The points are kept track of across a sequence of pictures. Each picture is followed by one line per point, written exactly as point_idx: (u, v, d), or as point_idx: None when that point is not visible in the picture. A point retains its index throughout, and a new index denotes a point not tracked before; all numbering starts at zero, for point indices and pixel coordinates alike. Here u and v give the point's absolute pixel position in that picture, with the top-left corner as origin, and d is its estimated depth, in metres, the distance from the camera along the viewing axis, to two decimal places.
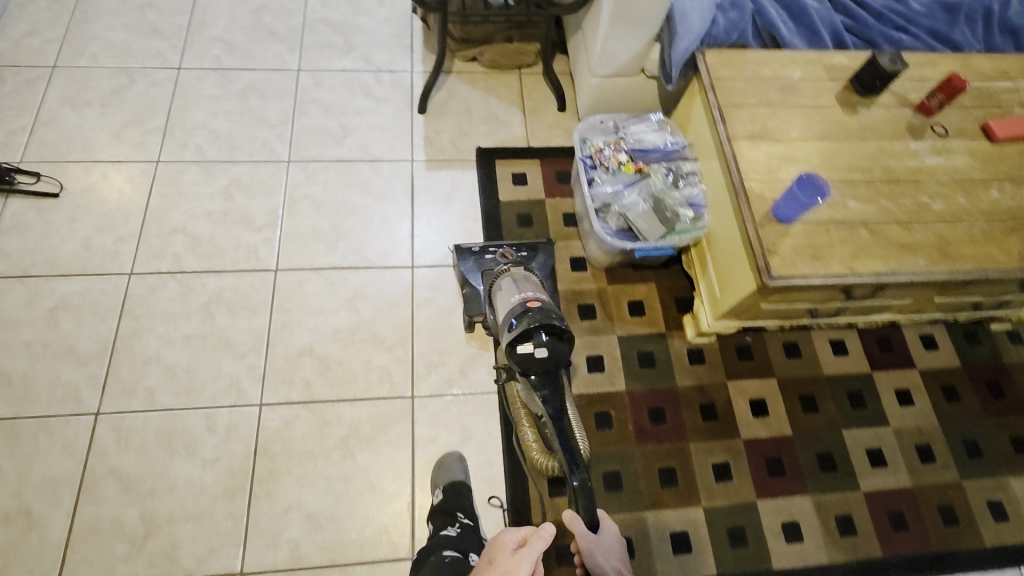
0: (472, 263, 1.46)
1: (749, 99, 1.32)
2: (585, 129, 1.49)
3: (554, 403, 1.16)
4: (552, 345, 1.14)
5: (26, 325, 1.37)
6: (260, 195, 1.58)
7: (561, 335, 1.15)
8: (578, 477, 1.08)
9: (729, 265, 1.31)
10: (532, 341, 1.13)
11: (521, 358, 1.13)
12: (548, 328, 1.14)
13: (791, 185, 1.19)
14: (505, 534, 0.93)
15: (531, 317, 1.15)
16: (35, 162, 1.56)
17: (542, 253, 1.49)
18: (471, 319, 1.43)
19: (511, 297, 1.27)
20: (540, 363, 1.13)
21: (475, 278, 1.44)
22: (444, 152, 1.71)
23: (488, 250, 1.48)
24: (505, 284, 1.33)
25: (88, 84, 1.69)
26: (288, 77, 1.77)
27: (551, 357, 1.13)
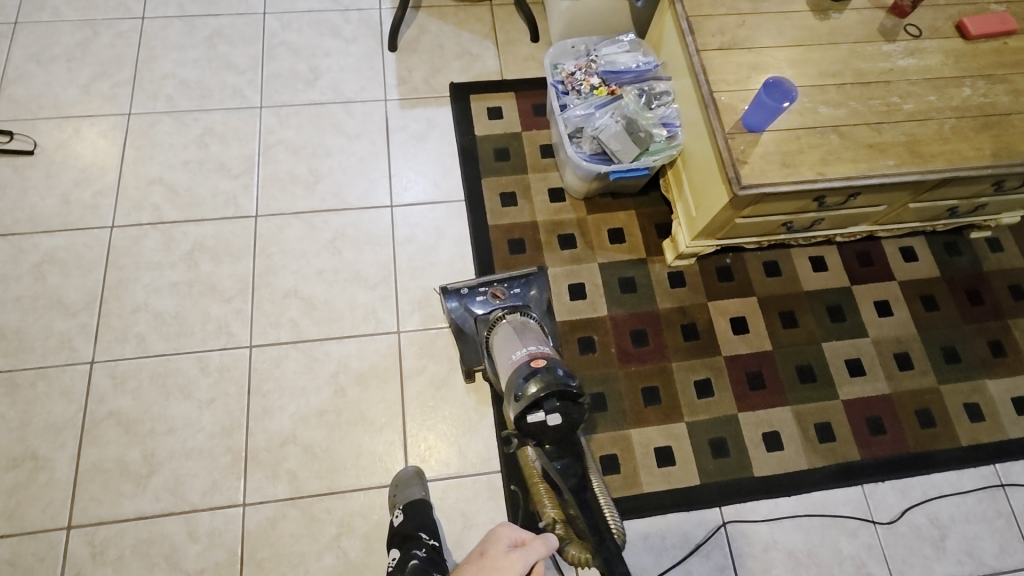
0: (461, 309, 1.33)
1: (718, 8, 1.28)
2: (556, 53, 1.47)
3: (573, 477, 0.97)
4: (564, 408, 1.02)
5: (14, 281, 1.39)
6: (234, 142, 1.57)
7: (573, 397, 1.02)
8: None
9: (704, 182, 1.30)
10: (543, 406, 1.01)
11: (532, 426, 1.00)
12: (560, 392, 1.02)
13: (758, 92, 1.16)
14: (506, 527, 0.88)
15: (540, 380, 1.03)
16: (7, 120, 1.55)
17: (537, 285, 1.36)
18: (471, 370, 1.33)
19: (512, 357, 1.14)
20: (554, 429, 1.00)
21: (467, 323, 1.31)
22: (418, 91, 1.68)
23: (475, 289, 1.35)
24: (502, 337, 1.21)
25: (51, 39, 1.66)
26: (254, 21, 1.73)
27: (564, 424, 1.00)
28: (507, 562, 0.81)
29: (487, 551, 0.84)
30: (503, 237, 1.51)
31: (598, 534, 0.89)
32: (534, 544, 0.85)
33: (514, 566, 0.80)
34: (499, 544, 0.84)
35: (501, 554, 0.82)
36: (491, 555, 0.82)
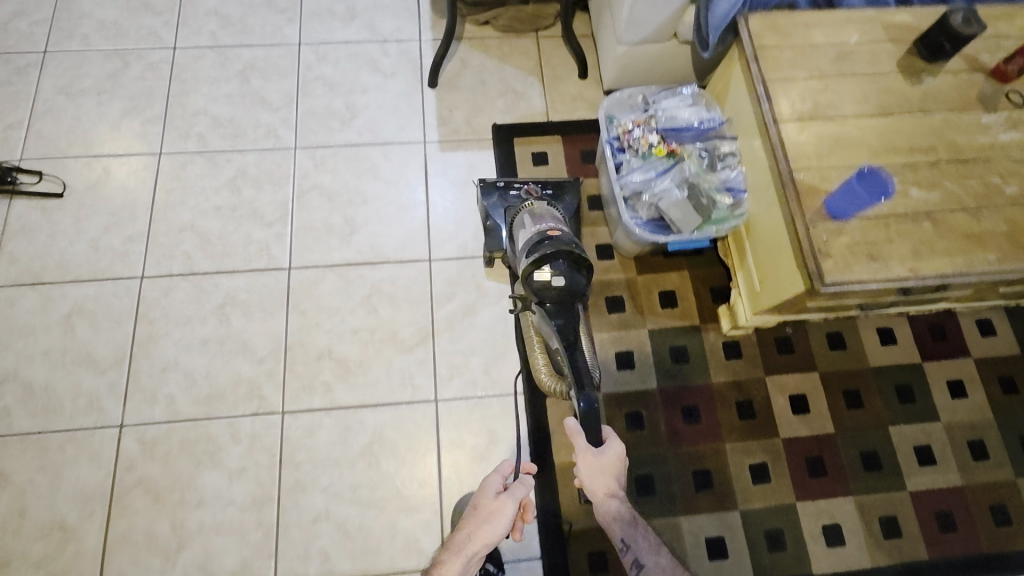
0: (496, 199, 1.38)
1: (798, 70, 1.16)
2: (612, 106, 1.37)
3: (568, 332, 1.08)
4: (569, 272, 1.08)
5: (42, 332, 1.34)
6: (267, 186, 1.50)
7: (579, 265, 1.08)
8: (585, 400, 1.05)
9: (771, 258, 1.19)
10: (549, 268, 1.08)
11: (537, 285, 1.08)
12: (569, 256, 1.08)
13: (851, 177, 1.06)
14: (489, 476, 1.06)
15: (551, 244, 1.10)
16: (37, 159, 1.49)
17: (568, 192, 1.41)
18: (491, 256, 1.42)
19: (529, 228, 1.21)
20: (556, 291, 1.07)
21: (498, 211, 1.37)
22: (459, 132, 1.59)
23: (511, 188, 1.39)
24: (527, 212, 1.28)
25: (81, 70, 1.60)
26: (289, 53, 1.65)
27: (568, 287, 1.07)
28: (498, 506, 1.03)
29: (479, 501, 1.05)
30: None
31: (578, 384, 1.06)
32: (516, 485, 1.04)
33: (506, 506, 1.02)
34: (488, 494, 1.05)
35: (490, 502, 1.03)
36: (484, 506, 1.04)
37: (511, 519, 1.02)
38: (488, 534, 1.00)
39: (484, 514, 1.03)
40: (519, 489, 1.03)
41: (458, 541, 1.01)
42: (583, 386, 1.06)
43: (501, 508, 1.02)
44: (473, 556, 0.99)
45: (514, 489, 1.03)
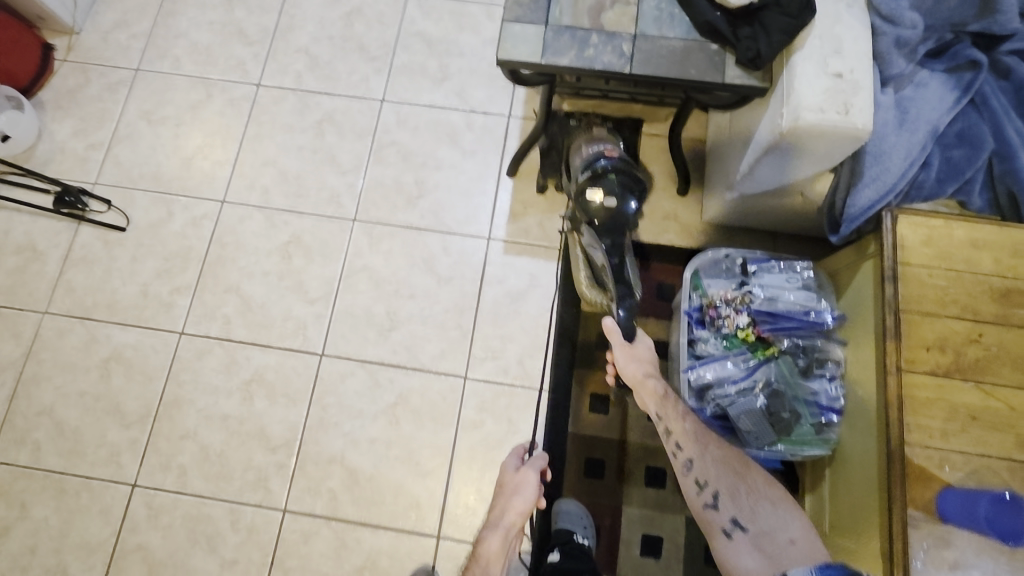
0: (556, 127, 1.38)
1: (948, 307, 0.92)
2: (701, 266, 1.17)
3: (615, 249, 1.12)
4: (620, 190, 1.13)
5: (82, 372, 1.37)
6: (318, 258, 1.44)
7: (630, 189, 1.14)
8: (624, 307, 1.08)
9: (852, 514, 1.00)
10: (602, 188, 1.13)
11: (586, 204, 1.13)
12: (621, 179, 1.14)
13: (983, 493, 0.82)
14: (507, 458, 1.24)
15: (607, 165, 1.15)
16: (109, 187, 1.50)
17: (628, 126, 1.41)
18: (545, 182, 1.44)
19: (586, 147, 1.25)
20: (606, 210, 1.12)
21: (555, 133, 1.38)
22: (528, 233, 1.44)
23: (570, 118, 1.38)
24: (585, 133, 1.31)
25: (166, 95, 1.57)
26: (370, 109, 1.55)
27: (619, 208, 1.11)
28: (520, 477, 1.18)
29: (503, 479, 1.21)
30: (582, 452, 1.29)
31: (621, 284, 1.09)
32: (534, 458, 1.21)
33: (530, 473, 1.18)
34: (509, 471, 1.21)
35: (512, 476, 1.19)
36: (509, 482, 1.19)
37: (535, 483, 1.17)
38: (518, 504, 1.15)
39: (510, 488, 1.18)
40: (538, 459, 1.21)
41: (494, 518, 1.16)
42: (623, 293, 1.08)
43: (525, 478, 1.17)
44: (510, 524, 1.13)
45: (534, 461, 1.20)
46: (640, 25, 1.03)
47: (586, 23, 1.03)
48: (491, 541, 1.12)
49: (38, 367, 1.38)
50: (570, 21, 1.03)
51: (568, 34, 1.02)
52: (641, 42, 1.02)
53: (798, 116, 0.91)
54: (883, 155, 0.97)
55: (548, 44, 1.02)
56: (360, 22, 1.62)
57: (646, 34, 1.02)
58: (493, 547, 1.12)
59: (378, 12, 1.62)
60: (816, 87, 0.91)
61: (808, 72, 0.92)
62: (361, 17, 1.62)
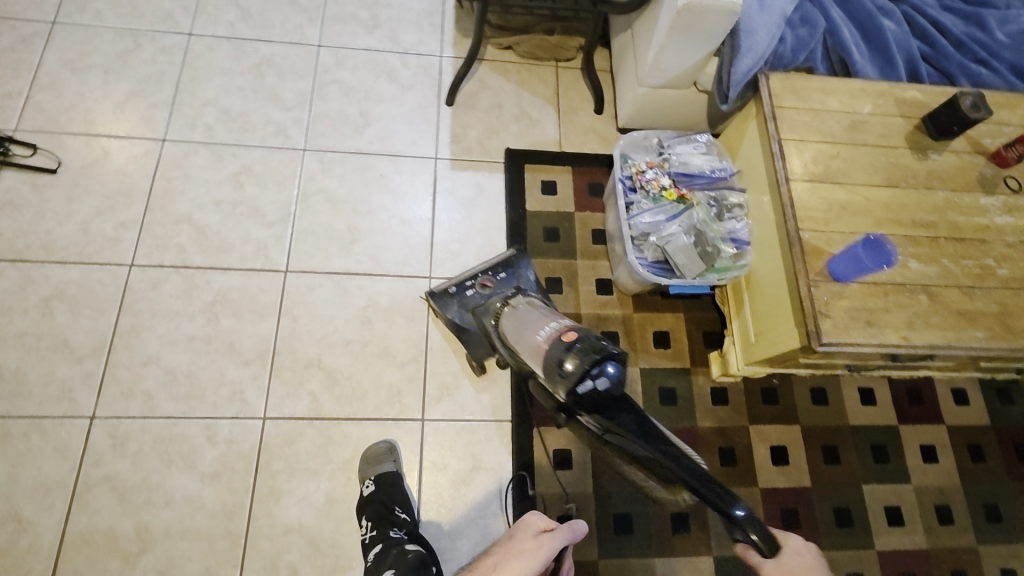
0: (456, 307, 1.37)
1: (814, 134, 1.21)
2: (627, 145, 1.39)
3: (634, 425, 0.87)
4: (607, 367, 0.89)
5: (20, 314, 1.29)
6: (271, 185, 1.48)
7: (618, 356, 0.91)
8: (742, 507, 0.76)
9: (770, 312, 1.22)
10: (575, 374, 0.88)
11: (578, 397, 0.89)
12: (599, 352, 0.90)
13: (856, 243, 1.10)
14: (533, 514, 0.89)
15: (574, 344, 0.93)
16: (32, 132, 1.44)
17: (520, 265, 1.41)
18: (482, 362, 1.34)
19: (536, 334, 1.06)
20: (604, 395, 0.89)
21: (465, 318, 1.35)
22: (471, 151, 1.60)
23: (463, 286, 1.39)
24: (515, 322, 1.17)
25: (90, 46, 1.56)
26: (307, 53, 1.64)
27: (612, 382, 0.88)
28: (534, 543, 0.83)
29: (516, 533, 0.86)
30: None
31: (698, 480, 0.79)
32: (564, 531, 0.86)
33: (542, 548, 0.82)
34: (526, 529, 0.87)
35: (524, 539, 0.84)
36: (518, 539, 0.84)
37: (545, 561, 0.81)
38: (514, 569, 0.79)
39: (517, 547, 0.83)
40: (564, 534, 0.85)
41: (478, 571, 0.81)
42: (734, 501, 0.75)
43: (536, 546, 0.82)
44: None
45: (556, 533, 0.85)
46: None
47: None
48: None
49: None
50: None
51: None
52: None
53: None
54: (752, 31, 1.24)
55: None
56: None
57: None
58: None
59: None
60: None
61: None
62: None
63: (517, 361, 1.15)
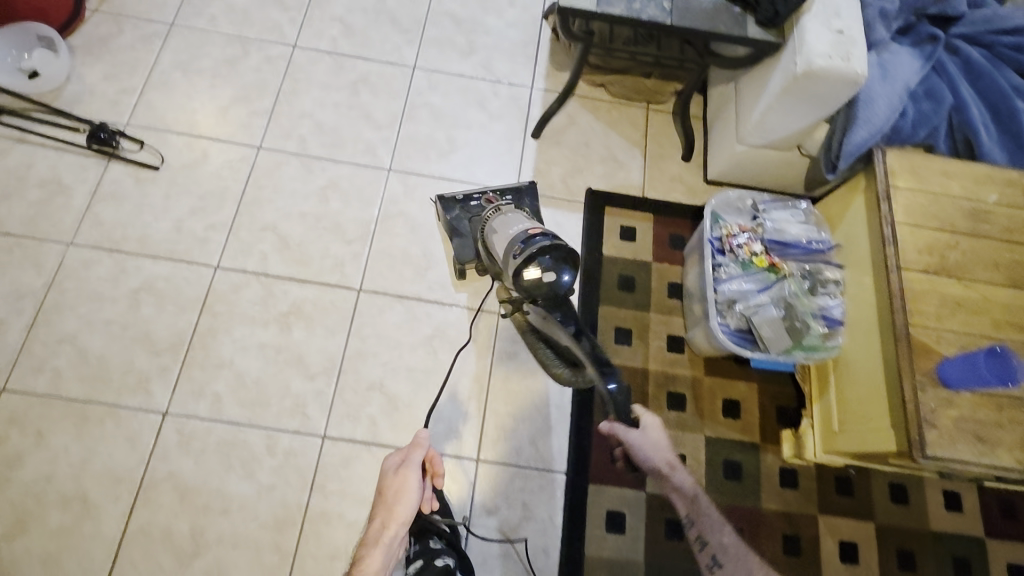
0: (457, 212, 1.43)
1: (931, 221, 1.13)
2: (719, 204, 1.34)
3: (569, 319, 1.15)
4: (557, 265, 1.08)
5: (110, 303, 1.34)
6: (354, 202, 1.50)
7: (568, 259, 1.08)
8: (614, 381, 1.16)
9: (860, 404, 1.15)
10: (537, 265, 1.06)
11: (528, 284, 1.07)
12: (553, 248, 1.07)
13: (977, 350, 1.02)
14: (388, 457, 1.12)
15: (539, 239, 1.08)
16: (141, 128, 1.52)
17: (526, 196, 1.47)
18: (463, 267, 1.40)
19: (507, 230, 1.18)
20: (549, 287, 1.08)
21: (460, 224, 1.41)
22: (553, 189, 1.58)
23: (468, 199, 1.45)
24: (500, 218, 1.26)
25: (202, 50, 1.63)
26: (403, 74, 1.66)
27: (557, 283, 1.07)
28: (400, 481, 1.08)
29: (382, 484, 1.09)
30: None
31: (596, 357, 1.17)
32: (413, 453, 1.11)
33: (409, 479, 1.07)
34: (387, 472, 1.10)
35: (392, 480, 1.08)
36: (390, 487, 1.08)
37: (416, 489, 1.08)
38: (400, 512, 1.04)
39: (391, 494, 1.07)
40: (417, 453, 1.10)
41: (372, 532, 1.04)
42: (611, 372, 1.16)
43: (401, 480, 1.08)
44: (393, 535, 1.02)
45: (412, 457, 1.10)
46: None
47: None
48: (373, 557, 1.00)
49: (60, 297, 1.34)
50: None
51: None
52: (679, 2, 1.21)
53: (811, 62, 1.11)
54: (871, 101, 1.17)
55: None
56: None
57: None
58: (374, 562, 0.99)
59: None
60: (824, 40, 1.12)
61: (817, 28, 1.13)
62: None
63: (490, 258, 1.26)
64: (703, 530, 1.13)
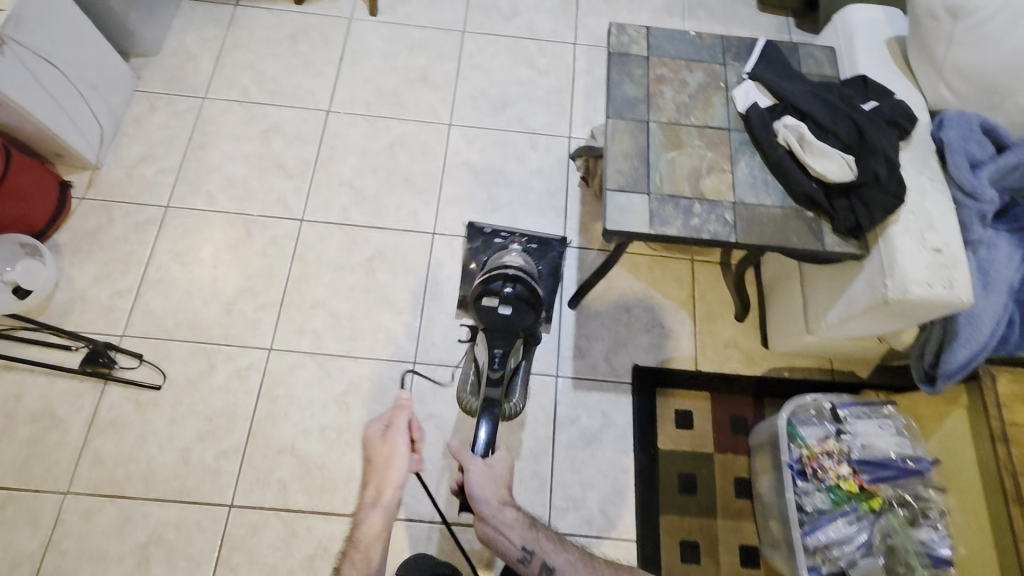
0: (479, 245, 1.22)
1: None
2: (793, 414, 1.18)
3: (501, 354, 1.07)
4: (515, 303, 1.04)
5: (115, 562, 1.25)
6: (378, 409, 1.40)
7: (527, 299, 1.04)
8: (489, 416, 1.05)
9: None
10: (497, 296, 1.04)
11: (481, 313, 1.05)
12: (513, 279, 1.04)
13: None
14: (371, 426, 1.10)
15: (511, 274, 1.05)
16: (139, 339, 1.42)
17: (554, 253, 1.18)
18: None
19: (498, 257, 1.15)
20: (498, 319, 1.04)
21: (481, 261, 1.22)
22: (596, 368, 1.44)
23: (496, 234, 1.22)
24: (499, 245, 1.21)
25: (202, 234, 1.54)
26: (422, 243, 1.58)
27: (510, 317, 1.04)
28: (388, 448, 1.07)
29: (371, 454, 1.08)
30: None
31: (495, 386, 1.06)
32: (398, 418, 1.09)
33: (397, 448, 1.06)
34: (373, 442, 1.09)
35: (380, 447, 1.07)
36: (378, 456, 1.07)
37: (406, 455, 1.06)
38: (393, 477, 1.04)
39: (382, 460, 1.07)
40: (402, 419, 1.09)
41: (366, 496, 1.06)
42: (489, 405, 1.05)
43: (390, 450, 1.06)
44: (389, 499, 1.04)
45: (397, 419, 1.08)
46: (737, 192, 1.05)
47: (687, 191, 1.05)
48: (373, 519, 1.03)
49: (59, 561, 1.24)
50: (671, 189, 1.05)
51: (671, 202, 1.04)
52: (742, 210, 1.04)
53: (907, 289, 0.95)
54: (976, 318, 1.01)
55: (654, 213, 1.03)
56: (403, 154, 1.69)
57: (744, 201, 1.05)
58: (374, 525, 1.02)
59: (421, 144, 1.70)
60: (919, 261, 0.96)
61: (909, 247, 0.97)
62: (404, 148, 1.70)
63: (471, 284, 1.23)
64: (542, 555, 1.02)
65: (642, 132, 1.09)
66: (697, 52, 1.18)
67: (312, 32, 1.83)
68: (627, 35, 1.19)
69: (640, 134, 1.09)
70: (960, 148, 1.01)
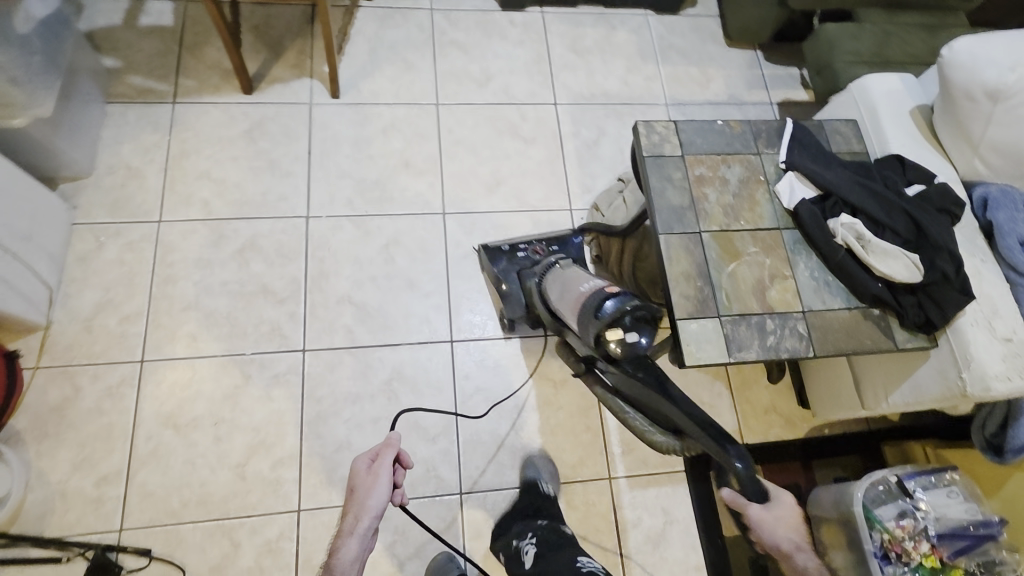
0: (505, 262, 1.47)
1: None
2: (866, 497, 1.23)
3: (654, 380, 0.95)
4: (639, 328, 0.96)
5: None
6: (432, 553, 1.31)
7: (650, 320, 0.97)
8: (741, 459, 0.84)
9: None
10: (618, 329, 0.96)
11: (607, 348, 0.96)
12: (633, 312, 0.96)
13: None
14: (356, 461, 1.02)
15: (614, 302, 0.98)
16: (142, 530, 1.24)
17: (571, 245, 1.53)
18: (512, 319, 1.43)
19: (579, 289, 1.14)
20: (630, 349, 0.95)
21: (511, 274, 1.45)
22: (647, 462, 1.44)
23: (516, 248, 1.49)
24: (557, 278, 1.26)
25: (191, 389, 1.35)
26: (441, 354, 1.46)
27: (639, 345, 0.95)
28: (370, 479, 0.99)
29: (354, 482, 1.00)
30: None
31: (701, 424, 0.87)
32: (386, 451, 1.02)
33: (379, 481, 0.98)
34: (360, 472, 1.01)
35: (364, 477, 1.00)
36: (358, 483, 1.00)
37: (387, 486, 0.99)
38: (371, 505, 0.97)
39: (358, 495, 0.98)
40: (390, 451, 1.01)
41: (348, 524, 0.97)
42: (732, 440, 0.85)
43: (373, 479, 0.99)
44: (366, 529, 0.95)
45: (384, 454, 1.01)
46: (804, 299, 1.06)
47: (755, 306, 1.04)
48: (348, 548, 0.95)
49: None
50: (740, 308, 1.03)
51: (743, 323, 1.02)
52: (812, 319, 1.05)
53: (987, 385, 1.03)
54: None
55: (730, 338, 1.01)
56: (401, 254, 1.55)
57: (813, 308, 1.05)
58: (350, 551, 0.94)
59: (418, 240, 1.57)
60: (994, 355, 1.05)
61: (982, 341, 1.05)
62: (400, 247, 1.55)
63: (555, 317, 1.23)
64: None
65: (698, 247, 1.07)
66: (729, 143, 1.17)
67: (269, 124, 1.63)
68: (657, 133, 1.15)
69: (697, 250, 1.06)
70: (1009, 229, 1.12)
